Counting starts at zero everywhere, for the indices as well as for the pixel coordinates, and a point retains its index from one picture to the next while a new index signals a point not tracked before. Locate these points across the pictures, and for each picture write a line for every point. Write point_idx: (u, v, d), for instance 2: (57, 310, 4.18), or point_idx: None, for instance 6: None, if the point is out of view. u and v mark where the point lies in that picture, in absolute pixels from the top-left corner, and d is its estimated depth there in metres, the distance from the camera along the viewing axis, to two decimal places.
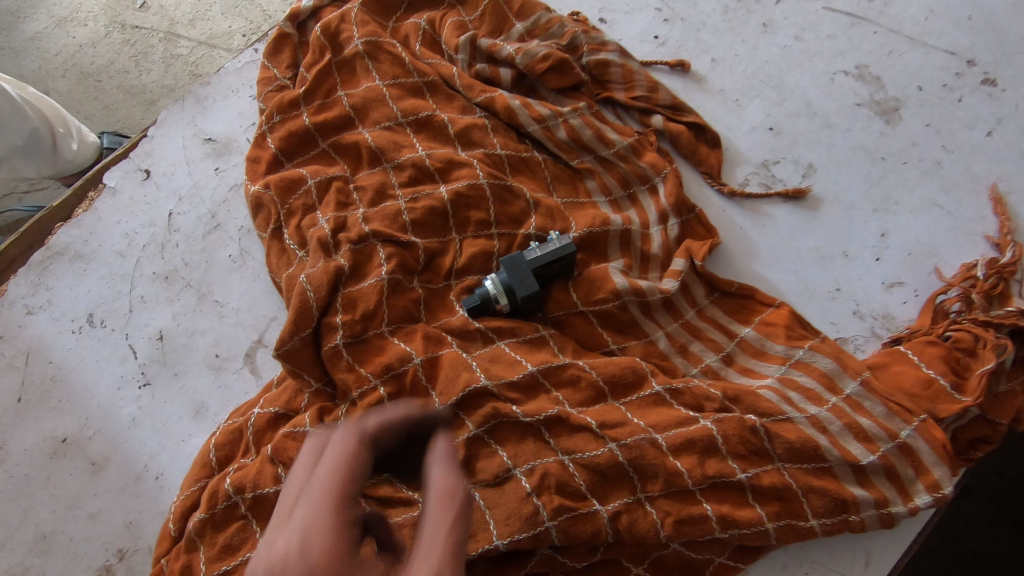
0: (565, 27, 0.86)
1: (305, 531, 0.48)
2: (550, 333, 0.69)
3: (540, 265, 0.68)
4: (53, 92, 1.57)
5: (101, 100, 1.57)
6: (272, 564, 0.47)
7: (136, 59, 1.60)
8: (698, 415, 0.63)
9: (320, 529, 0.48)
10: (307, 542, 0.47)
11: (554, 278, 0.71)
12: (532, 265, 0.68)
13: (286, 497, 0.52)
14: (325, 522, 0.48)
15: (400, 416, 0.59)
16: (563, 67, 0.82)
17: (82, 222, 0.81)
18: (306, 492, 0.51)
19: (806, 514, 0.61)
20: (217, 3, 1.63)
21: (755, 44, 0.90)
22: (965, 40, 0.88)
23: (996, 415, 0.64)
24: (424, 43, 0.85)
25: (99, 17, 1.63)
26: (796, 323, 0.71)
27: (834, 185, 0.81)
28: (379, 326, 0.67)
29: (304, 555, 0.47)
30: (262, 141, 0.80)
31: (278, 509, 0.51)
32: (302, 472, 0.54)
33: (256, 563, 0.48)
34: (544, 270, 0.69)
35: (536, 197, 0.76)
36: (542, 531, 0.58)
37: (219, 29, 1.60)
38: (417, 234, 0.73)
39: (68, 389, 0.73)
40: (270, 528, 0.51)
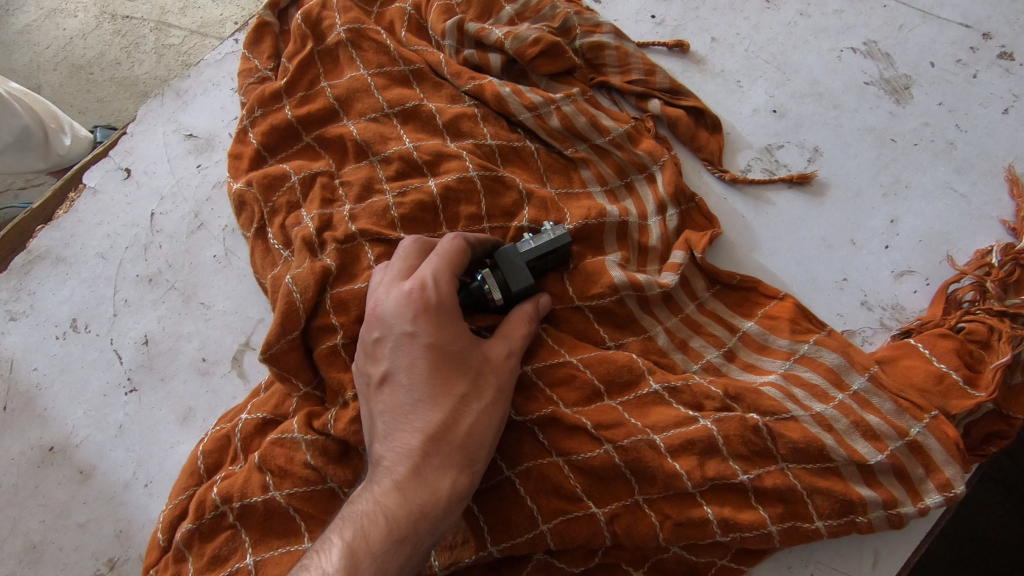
0: (557, 9, 0.82)
1: (436, 278, 0.55)
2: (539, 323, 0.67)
3: (534, 256, 0.64)
4: (46, 86, 1.56)
5: (93, 93, 1.55)
6: (401, 297, 0.54)
7: (127, 50, 1.57)
8: (697, 414, 0.61)
9: (446, 284, 0.55)
10: (435, 286, 0.55)
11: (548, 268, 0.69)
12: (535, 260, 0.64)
13: (415, 255, 0.59)
14: (448, 284, 0.56)
15: (491, 243, 0.64)
16: (554, 52, 0.78)
17: (63, 224, 0.79)
18: (433, 254, 0.57)
19: (811, 515, 0.58)
20: None
21: (758, 22, 0.86)
22: (979, 12, 0.84)
23: (1011, 409, 0.61)
24: (410, 29, 0.82)
25: (89, 8, 1.61)
26: (801, 316, 0.68)
27: (842, 168, 0.78)
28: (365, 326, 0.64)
29: (435, 292, 0.55)
30: (243, 136, 0.78)
31: (405, 262, 0.58)
32: (424, 253, 0.60)
33: (387, 290, 0.56)
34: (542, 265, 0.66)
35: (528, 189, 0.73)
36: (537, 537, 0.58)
37: (210, 17, 1.57)
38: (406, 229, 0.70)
39: (53, 396, 0.72)
40: (397, 272, 0.57)
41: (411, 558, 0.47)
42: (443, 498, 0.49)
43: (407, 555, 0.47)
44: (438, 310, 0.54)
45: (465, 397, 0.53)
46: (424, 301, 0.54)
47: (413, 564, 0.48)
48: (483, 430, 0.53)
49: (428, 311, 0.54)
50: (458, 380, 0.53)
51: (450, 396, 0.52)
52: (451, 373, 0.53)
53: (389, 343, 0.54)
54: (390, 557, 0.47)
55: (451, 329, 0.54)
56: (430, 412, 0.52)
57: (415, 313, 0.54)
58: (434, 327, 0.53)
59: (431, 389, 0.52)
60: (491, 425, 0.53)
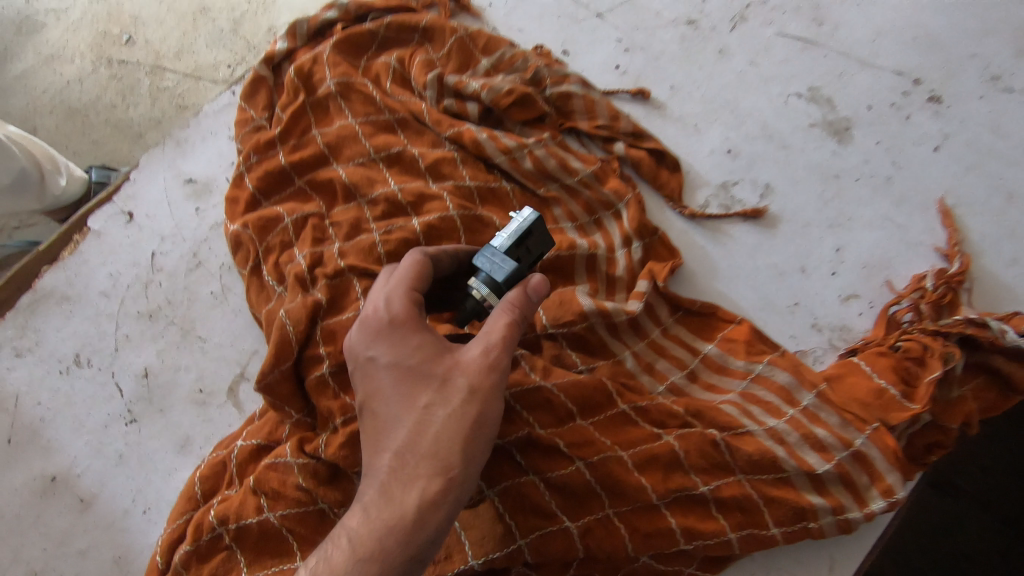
0: (528, 61, 0.89)
1: (390, 297, 0.59)
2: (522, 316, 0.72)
3: (511, 244, 0.60)
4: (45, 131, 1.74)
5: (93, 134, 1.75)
6: (361, 324, 0.60)
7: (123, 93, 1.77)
8: (661, 431, 0.66)
9: (400, 301, 0.59)
10: (388, 306, 0.58)
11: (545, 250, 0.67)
12: (522, 253, 0.61)
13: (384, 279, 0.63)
14: (402, 301, 0.59)
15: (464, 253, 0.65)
16: (526, 101, 0.86)
17: (67, 265, 0.84)
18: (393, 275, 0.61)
19: (767, 523, 0.63)
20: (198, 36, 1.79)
21: (712, 71, 0.93)
22: (911, 60, 0.93)
23: (945, 420, 0.68)
24: (394, 81, 0.88)
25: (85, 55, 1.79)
26: (756, 339, 0.74)
27: (792, 203, 0.85)
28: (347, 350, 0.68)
29: (388, 312, 0.58)
30: (240, 181, 0.84)
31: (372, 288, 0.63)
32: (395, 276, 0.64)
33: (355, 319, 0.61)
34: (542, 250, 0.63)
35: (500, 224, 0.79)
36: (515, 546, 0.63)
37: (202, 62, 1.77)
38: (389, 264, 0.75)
39: (55, 429, 0.76)
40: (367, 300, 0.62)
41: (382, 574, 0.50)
42: (411, 509, 0.51)
43: (376, 573, 0.50)
44: (394, 329, 0.58)
45: (428, 408, 0.54)
46: (379, 323, 0.58)
47: None
48: (449, 437, 0.53)
49: (382, 333, 0.58)
50: (420, 392, 0.55)
51: (414, 409, 0.55)
52: (415, 388, 0.56)
53: (359, 371, 0.59)
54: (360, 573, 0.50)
55: (408, 344, 0.57)
56: (397, 428, 0.55)
57: (372, 337, 0.58)
58: (391, 347, 0.57)
59: (396, 405, 0.55)
60: (462, 430, 0.54)
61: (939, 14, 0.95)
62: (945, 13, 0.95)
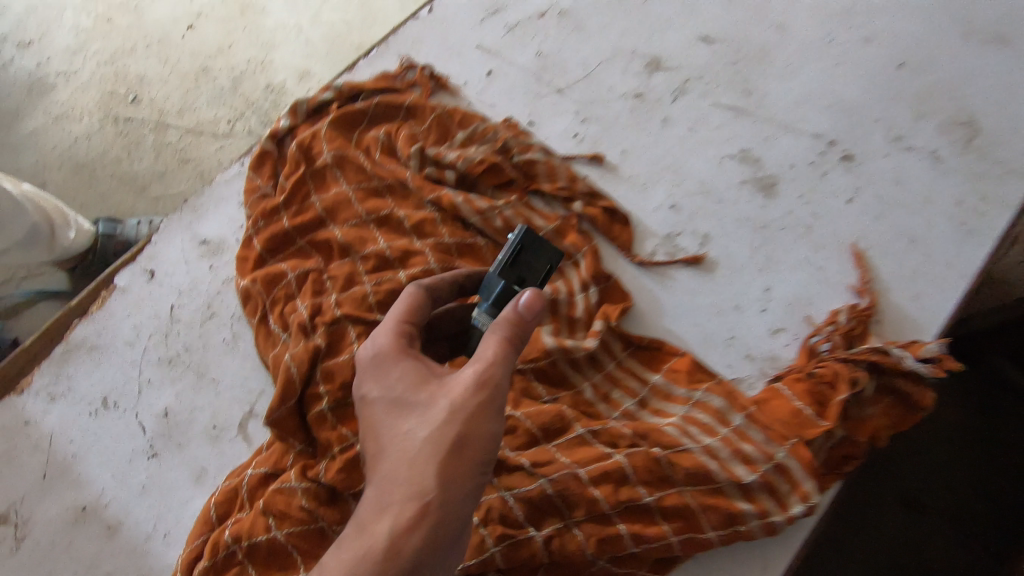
0: (498, 133, 1.03)
1: (381, 337, 0.68)
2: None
3: (504, 263, 0.72)
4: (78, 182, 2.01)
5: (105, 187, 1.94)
6: (360, 364, 0.69)
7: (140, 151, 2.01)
8: (612, 451, 0.77)
9: (389, 339, 0.67)
10: (380, 344, 0.67)
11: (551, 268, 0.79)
12: (525, 270, 0.73)
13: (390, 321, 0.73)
14: (391, 339, 0.67)
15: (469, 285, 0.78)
16: (495, 169, 1.00)
17: (96, 318, 0.96)
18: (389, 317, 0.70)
19: (704, 527, 0.74)
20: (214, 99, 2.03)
21: (657, 137, 1.08)
22: (827, 125, 1.08)
23: (856, 434, 0.81)
24: (382, 152, 1.02)
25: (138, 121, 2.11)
26: (695, 369, 0.87)
27: (726, 250, 0.98)
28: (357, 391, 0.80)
29: (379, 349, 0.67)
30: (249, 242, 0.96)
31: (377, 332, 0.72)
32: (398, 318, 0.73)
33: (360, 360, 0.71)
34: (548, 267, 0.74)
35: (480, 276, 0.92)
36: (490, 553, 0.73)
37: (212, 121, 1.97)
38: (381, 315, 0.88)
39: (86, 464, 0.86)
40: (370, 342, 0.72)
41: None
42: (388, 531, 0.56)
43: None
44: (384, 364, 0.66)
45: (409, 434, 0.61)
46: (371, 361, 0.67)
47: None
48: (425, 460, 0.59)
49: (374, 369, 0.67)
50: (404, 421, 0.63)
51: (398, 436, 0.62)
52: (399, 417, 0.63)
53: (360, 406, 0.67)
54: None
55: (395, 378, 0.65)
56: (385, 456, 0.62)
57: (367, 376, 0.67)
58: (379, 382, 0.66)
59: (384, 435, 0.63)
60: (438, 453, 0.59)
61: (850, 84, 1.11)
62: (855, 83, 1.11)
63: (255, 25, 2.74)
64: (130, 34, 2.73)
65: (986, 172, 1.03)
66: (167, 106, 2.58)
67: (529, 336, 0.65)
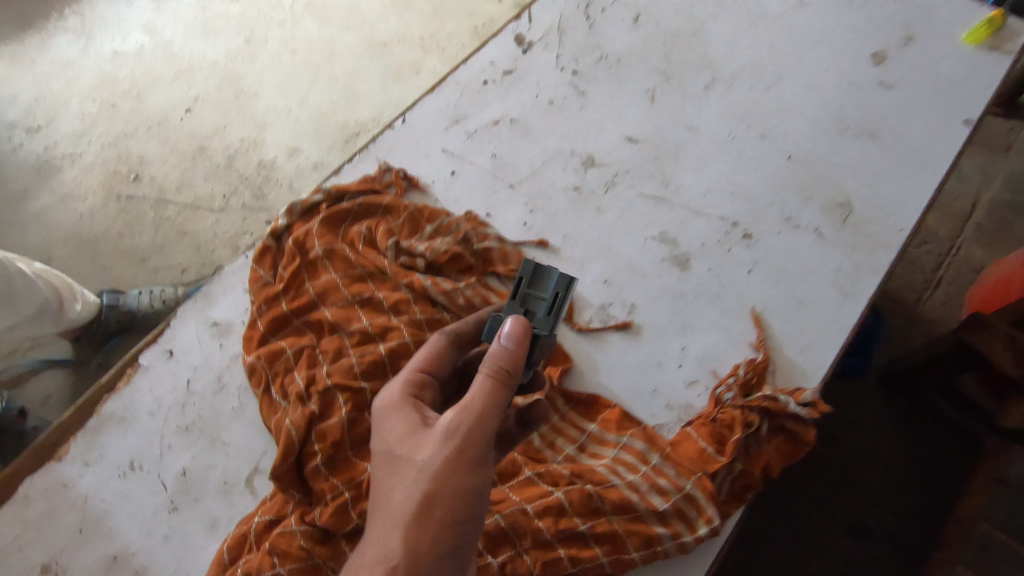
0: (460, 227, 1.26)
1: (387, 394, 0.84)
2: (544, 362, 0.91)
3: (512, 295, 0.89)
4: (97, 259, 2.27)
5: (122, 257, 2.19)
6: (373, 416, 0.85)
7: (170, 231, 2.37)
8: (553, 489, 0.96)
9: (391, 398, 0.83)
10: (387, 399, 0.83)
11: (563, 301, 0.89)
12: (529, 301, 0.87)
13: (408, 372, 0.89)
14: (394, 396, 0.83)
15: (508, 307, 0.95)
16: (458, 257, 1.21)
17: (123, 394, 1.13)
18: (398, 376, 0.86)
19: (629, 549, 0.92)
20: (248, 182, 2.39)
21: (592, 223, 1.31)
22: (730, 209, 1.31)
23: (751, 467, 1.00)
24: (365, 244, 1.23)
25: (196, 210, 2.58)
26: (624, 418, 1.08)
27: (650, 317, 1.20)
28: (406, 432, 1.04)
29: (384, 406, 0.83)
30: (253, 324, 1.15)
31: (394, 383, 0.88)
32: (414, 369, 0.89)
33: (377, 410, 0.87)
34: (552, 294, 0.86)
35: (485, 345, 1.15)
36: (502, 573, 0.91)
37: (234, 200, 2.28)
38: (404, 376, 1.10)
39: (117, 519, 1.02)
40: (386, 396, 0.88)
41: None
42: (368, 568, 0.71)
43: None
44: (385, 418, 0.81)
45: (395, 484, 0.76)
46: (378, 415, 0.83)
47: None
48: (403, 509, 0.74)
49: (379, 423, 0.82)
50: (393, 472, 0.77)
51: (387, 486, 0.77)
52: (390, 469, 0.78)
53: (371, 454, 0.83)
54: None
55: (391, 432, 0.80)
56: (378, 502, 0.77)
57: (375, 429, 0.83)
58: (379, 435, 0.81)
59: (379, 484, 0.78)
60: (414, 502, 0.73)
61: (749, 175, 1.36)
62: (753, 174, 1.36)
63: (249, 108, 3.01)
64: (132, 119, 2.98)
65: (859, 244, 1.26)
66: (166, 184, 2.81)
67: (504, 391, 0.79)
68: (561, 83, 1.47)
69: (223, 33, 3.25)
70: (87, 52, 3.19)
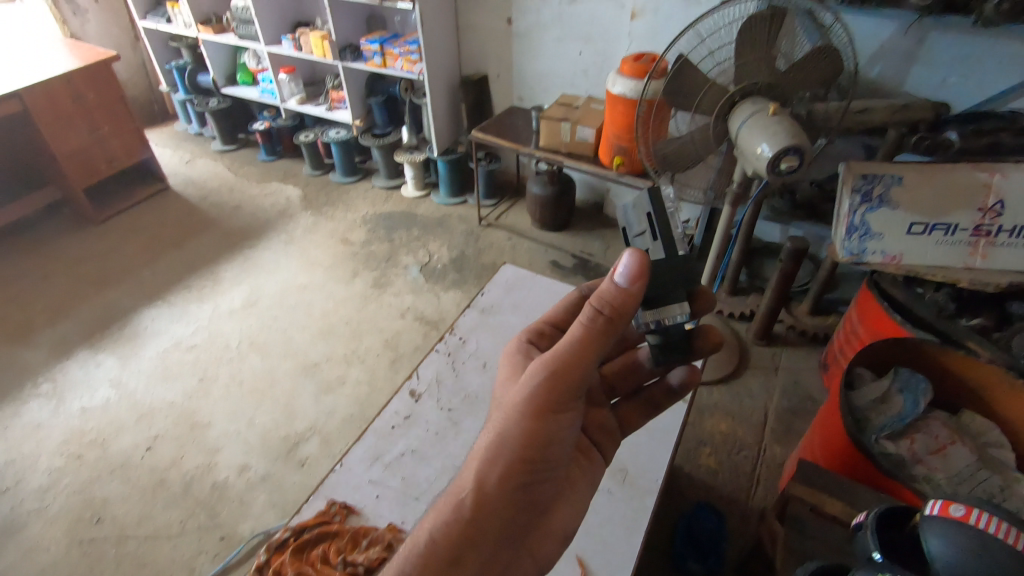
0: (385, 535, 1.94)
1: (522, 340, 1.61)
2: (678, 289, 1.48)
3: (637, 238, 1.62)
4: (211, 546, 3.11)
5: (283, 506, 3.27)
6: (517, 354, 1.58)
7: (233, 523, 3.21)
8: None
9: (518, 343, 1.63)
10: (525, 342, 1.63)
11: (670, 230, 1.53)
12: (653, 227, 1.55)
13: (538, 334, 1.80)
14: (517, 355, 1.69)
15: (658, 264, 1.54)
16: (385, 559, 1.86)
17: None
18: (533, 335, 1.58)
19: None
20: (293, 472, 3.44)
21: None
22: None
23: None
24: (321, 562, 1.87)
25: (206, 518, 3.23)
26: None
27: None
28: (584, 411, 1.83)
29: None
30: None
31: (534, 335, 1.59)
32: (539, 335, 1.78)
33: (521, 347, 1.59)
34: (653, 222, 1.54)
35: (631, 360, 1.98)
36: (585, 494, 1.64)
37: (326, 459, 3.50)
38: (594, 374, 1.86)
39: None
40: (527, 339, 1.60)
41: (467, 469, 1.40)
42: (481, 445, 1.40)
43: (466, 468, 1.41)
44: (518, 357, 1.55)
45: (505, 402, 1.45)
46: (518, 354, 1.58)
47: (468, 471, 1.40)
48: (504, 416, 1.40)
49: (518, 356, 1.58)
50: (509, 395, 1.45)
51: (504, 405, 1.44)
52: (509, 394, 1.46)
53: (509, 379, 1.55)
54: (463, 473, 1.41)
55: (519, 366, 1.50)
56: (496, 413, 1.45)
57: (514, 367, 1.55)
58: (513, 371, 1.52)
59: (503, 400, 1.47)
60: (508, 411, 1.40)
61: None
62: None
63: (202, 436, 3.65)
64: (97, 466, 3.48)
65: (634, 494, 2.07)
66: (127, 520, 3.23)
67: (580, 341, 1.36)
68: (441, 418, 2.33)
69: (180, 378, 4.02)
70: (58, 412, 3.80)
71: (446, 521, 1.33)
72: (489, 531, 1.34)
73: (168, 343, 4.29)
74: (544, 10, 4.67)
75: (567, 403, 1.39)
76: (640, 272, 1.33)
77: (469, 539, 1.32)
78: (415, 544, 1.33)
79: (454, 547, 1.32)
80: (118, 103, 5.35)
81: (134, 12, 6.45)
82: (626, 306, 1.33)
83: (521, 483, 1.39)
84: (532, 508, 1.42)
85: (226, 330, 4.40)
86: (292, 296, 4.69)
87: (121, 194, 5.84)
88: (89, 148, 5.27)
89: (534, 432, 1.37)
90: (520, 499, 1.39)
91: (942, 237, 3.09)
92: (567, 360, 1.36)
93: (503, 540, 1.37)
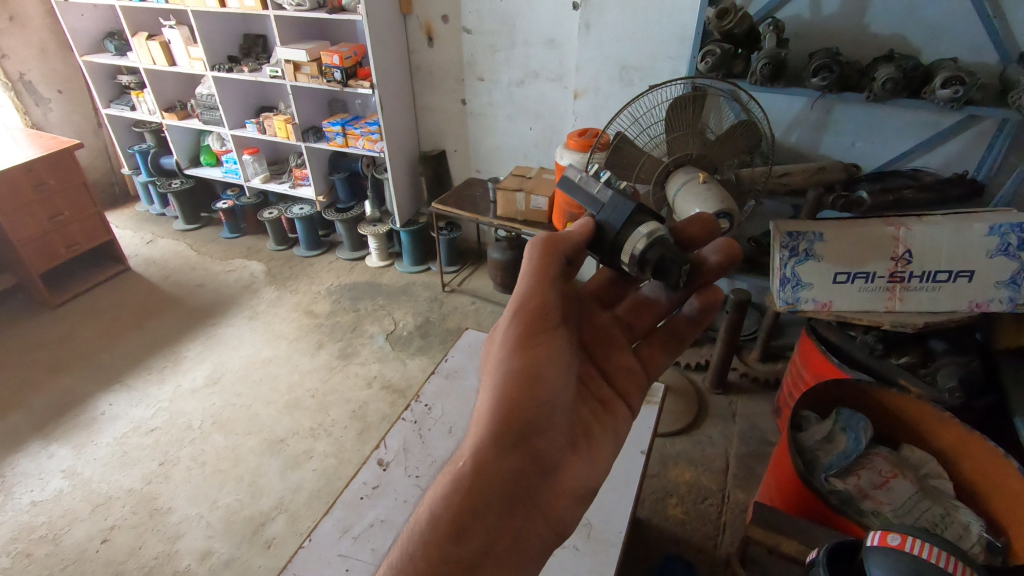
0: None
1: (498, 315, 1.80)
2: (627, 220, 1.69)
3: None
4: None
5: None
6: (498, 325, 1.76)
7: None
8: None
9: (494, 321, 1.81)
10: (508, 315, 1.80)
11: (586, 190, 1.80)
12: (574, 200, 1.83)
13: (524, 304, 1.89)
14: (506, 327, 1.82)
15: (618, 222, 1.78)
16: None
17: None
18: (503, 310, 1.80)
19: None
20: (258, 555, 3.34)
21: None
22: None
23: None
24: None
25: None
26: None
27: None
28: (603, 362, 1.94)
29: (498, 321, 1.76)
30: None
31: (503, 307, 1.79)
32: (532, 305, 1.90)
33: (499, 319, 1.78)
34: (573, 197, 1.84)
35: (638, 299, 2.11)
36: (601, 450, 1.69)
37: (294, 538, 3.43)
38: (605, 326, 2.03)
39: None
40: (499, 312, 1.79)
41: (468, 437, 1.49)
42: (477, 409, 1.52)
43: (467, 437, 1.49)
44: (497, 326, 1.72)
45: (489, 362, 1.61)
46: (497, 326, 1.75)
47: (469, 437, 1.48)
48: (490, 371, 1.57)
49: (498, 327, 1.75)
50: (492, 353, 1.62)
51: (490, 362, 1.61)
52: (491, 354, 1.63)
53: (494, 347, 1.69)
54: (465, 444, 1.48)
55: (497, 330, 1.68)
56: (484, 375, 1.61)
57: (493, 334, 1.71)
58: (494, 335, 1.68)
59: (488, 363, 1.63)
60: (493, 365, 1.56)
61: None
62: None
63: (162, 523, 3.52)
64: (46, 563, 3.31)
65: (598, 548, 2.15)
66: None
67: (534, 275, 1.65)
68: (409, 485, 2.38)
69: (138, 463, 3.91)
70: (5, 508, 3.62)
71: (450, 486, 1.35)
72: (493, 490, 1.38)
73: (127, 427, 4.19)
74: (495, 92, 5.07)
75: (539, 335, 1.59)
76: (584, 227, 1.77)
77: (479, 496, 1.35)
78: (416, 525, 1.31)
79: (459, 514, 1.32)
80: (79, 189, 5.42)
81: (98, 100, 6.65)
82: (563, 240, 1.72)
83: (524, 434, 1.47)
84: (539, 461, 1.49)
85: (188, 410, 4.33)
86: (257, 371, 4.67)
87: (79, 276, 5.79)
88: (48, 233, 5.27)
89: (523, 368, 1.53)
90: (525, 451, 1.47)
91: (863, 284, 3.39)
92: (525, 295, 1.62)
93: (512, 497, 1.41)
